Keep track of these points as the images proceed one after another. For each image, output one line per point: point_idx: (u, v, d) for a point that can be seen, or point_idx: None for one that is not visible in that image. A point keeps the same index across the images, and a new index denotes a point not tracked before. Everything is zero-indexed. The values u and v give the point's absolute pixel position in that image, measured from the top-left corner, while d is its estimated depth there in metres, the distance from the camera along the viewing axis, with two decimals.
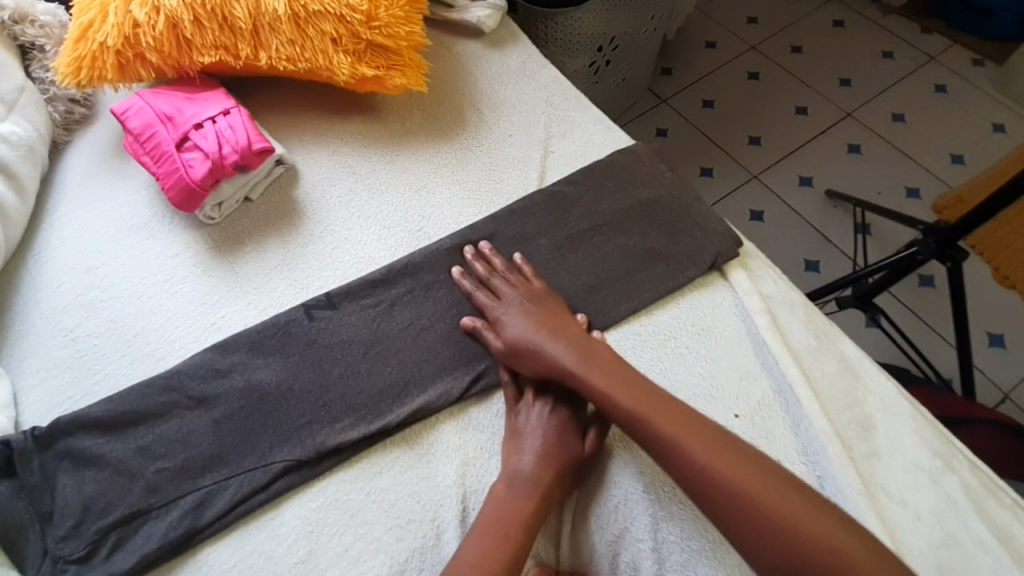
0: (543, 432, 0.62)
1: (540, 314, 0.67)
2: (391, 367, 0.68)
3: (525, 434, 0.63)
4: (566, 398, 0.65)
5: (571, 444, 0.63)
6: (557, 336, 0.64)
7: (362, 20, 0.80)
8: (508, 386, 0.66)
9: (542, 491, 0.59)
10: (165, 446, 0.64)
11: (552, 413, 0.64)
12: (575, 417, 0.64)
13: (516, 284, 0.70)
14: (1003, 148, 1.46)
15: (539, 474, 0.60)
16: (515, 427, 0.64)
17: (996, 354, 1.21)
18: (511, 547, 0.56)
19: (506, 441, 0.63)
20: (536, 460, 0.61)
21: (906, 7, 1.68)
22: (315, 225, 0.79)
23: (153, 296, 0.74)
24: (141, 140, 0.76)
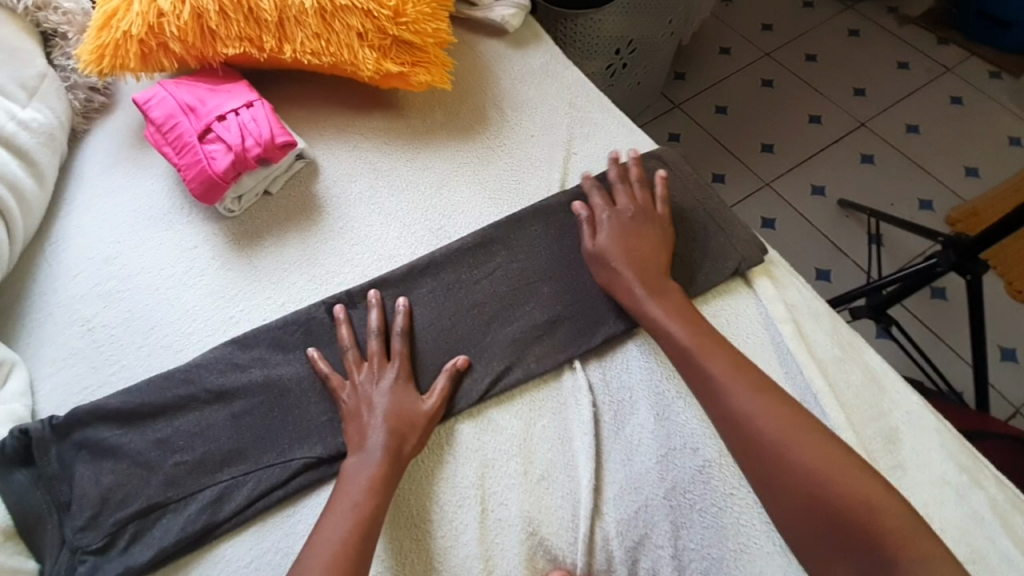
0: (385, 412, 0.62)
1: (635, 233, 0.71)
2: (412, 365, 0.67)
3: (373, 402, 0.63)
4: (394, 363, 0.66)
5: (414, 403, 0.64)
6: (633, 263, 0.69)
7: (389, 16, 0.79)
8: (346, 352, 0.67)
9: (394, 451, 0.60)
10: (184, 439, 0.64)
11: (387, 380, 0.65)
12: (412, 397, 0.64)
13: (635, 199, 0.74)
14: (1018, 162, 1.45)
15: (384, 437, 0.61)
16: (351, 410, 0.63)
17: (1009, 368, 1.21)
18: (373, 505, 0.57)
19: (347, 426, 0.63)
20: (379, 427, 0.61)
21: (923, 17, 1.68)
22: (335, 221, 0.79)
23: (171, 287, 0.74)
24: (163, 131, 0.76)
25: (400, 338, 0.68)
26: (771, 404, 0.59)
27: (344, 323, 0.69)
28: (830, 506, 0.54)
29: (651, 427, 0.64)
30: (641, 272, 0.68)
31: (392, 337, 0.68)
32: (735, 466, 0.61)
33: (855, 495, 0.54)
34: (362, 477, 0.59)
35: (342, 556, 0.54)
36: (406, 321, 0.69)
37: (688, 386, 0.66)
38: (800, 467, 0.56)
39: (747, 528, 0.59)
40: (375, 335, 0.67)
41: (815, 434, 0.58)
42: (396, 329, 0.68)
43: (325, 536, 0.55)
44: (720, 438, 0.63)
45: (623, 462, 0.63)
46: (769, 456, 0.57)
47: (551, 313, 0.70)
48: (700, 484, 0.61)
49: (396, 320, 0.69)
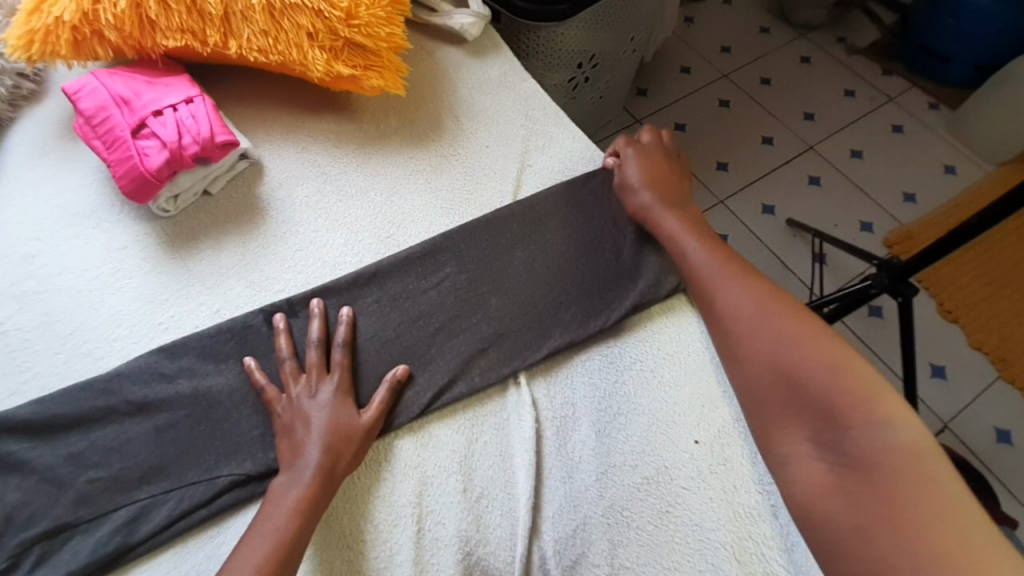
0: (319, 424, 0.60)
1: (659, 169, 0.79)
2: (353, 375, 0.65)
3: (307, 416, 0.61)
4: (334, 374, 0.64)
5: (351, 417, 0.62)
6: (658, 183, 0.77)
7: (341, 17, 0.77)
8: (284, 363, 0.64)
9: (324, 473, 0.58)
10: (100, 454, 0.60)
11: (326, 392, 0.62)
12: (350, 411, 0.62)
13: (657, 148, 0.82)
14: (952, 190, 1.54)
15: (318, 453, 0.58)
16: (283, 424, 0.61)
17: (937, 385, 1.28)
18: (299, 527, 0.55)
19: (279, 441, 0.61)
20: (314, 443, 0.59)
21: (869, 49, 1.76)
22: (278, 225, 0.76)
23: (95, 290, 0.70)
24: (93, 124, 0.71)
25: (342, 349, 0.66)
26: (755, 291, 0.65)
27: (283, 333, 0.66)
28: (805, 381, 0.58)
29: (591, 444, 0.64)
30: (658, 191, 0.76)
31: (332, 348, 0.66)
32: (672, 483, 0.61)
33: (818, 361, 0.59)
34: (289, 498, 0.56)
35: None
36: (348, 330, 0.67)
37: (630, 403, 0.66)
38: (774, 338, 0.61)
39: (682, 547, 0.58)
40: (314, 346, 0.65)
41: (794, 311, 0.64)
42: (338, 337, 0.66)
43: (246, 560, 0.52)
44: (658, 456, 0.63)
45: (563, 480, 0.62)
46: (747, 334, 0.63)
47: (497, 326, 0.69)
48: (638, 502, 0.60)
49: (337, 331, 0.67)
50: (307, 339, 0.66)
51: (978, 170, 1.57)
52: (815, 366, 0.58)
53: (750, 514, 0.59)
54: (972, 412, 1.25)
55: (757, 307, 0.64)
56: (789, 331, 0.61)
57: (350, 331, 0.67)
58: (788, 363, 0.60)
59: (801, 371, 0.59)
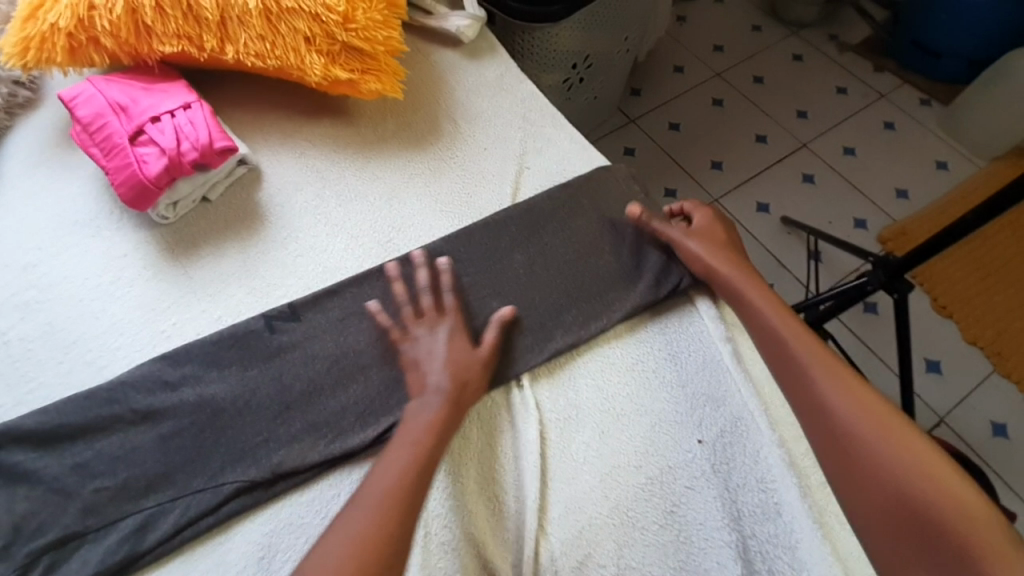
0: (445, 357, 0.64)
1: (712, 232, 0.75)
2: (464, 317, 0.69)
3: (429, 353, 0.65)
4: (448, 316, 0.68)
5: (472, 354, 0.65)
6: (707, 241, 0.73)
7: (338, 21, 0.76)
8: (403, 307, 0.68)
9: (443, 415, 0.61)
10: (106, 463, 0.60)
11: (445, 332, 0.66)
12: (472, 345, 0.66)
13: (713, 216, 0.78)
14: (944, 185, 1.55)
15: (443, 388, 0.62)
16: (411, 359, 0.65)
17: (932, 379, 1.29)
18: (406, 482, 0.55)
19: (408, 374, 0.65)
20: (440, 377, 0.63)
21: (860, 46, 1.78)
22: (278, 231, 0.76)
23: (96, 298, 0.69)
24: (91, 131, 0.71)
25: (451, 293, 0.70)
26: (817, 357, 0.62)
27: (397, 278, 0.70)
28: (877, 464, 0.55)
29: (595, 445, 0.64)
30: (706, 246, 0.73)
31: (441, 292, 0.70)
32: (675, 483, 0.62)
33: (888, 442, 0.56)
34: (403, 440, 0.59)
35: (377, 526, 0.52)
36: (451, 277, 0.71)
37: (632, 404, 0.66)
38: (841, 413, 0.59)
39: (688, 546, 0.59)
40: (426, 291, 0.69)
41: (860, 385, 0.60)
42: (444, 282, 0.70)
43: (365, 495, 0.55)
44: (662, 456, 0.63)
45: (568, 482, 0.62)
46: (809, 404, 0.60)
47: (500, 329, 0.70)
48: (643, 502, 0.61)
49: (441, 278, 0.70)
50: (418, 284, 0.70)
51: (970, 165, 1.58)
52: (884, 445, 0.56)
53: (754, 512, 0.60)
54: (968, 405, 1.27)
55: (821, 376, 0.61)
56: (800, 353, 0.63)
57: (454, 278, 0.71)
58: (803, 388, 0.61)
59: (814, 401, 0.60)
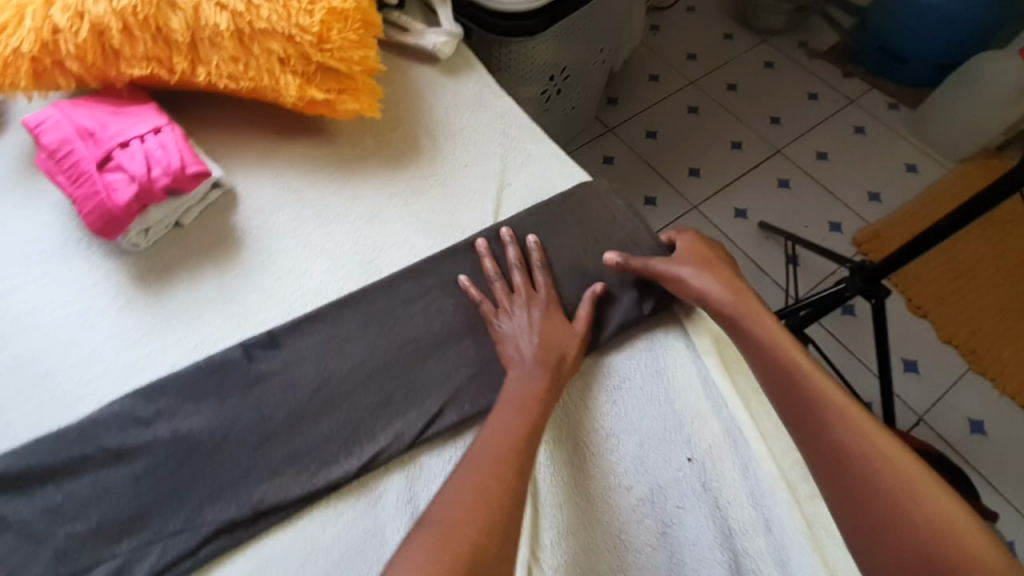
0: (538, 331, 0.67)
1: (701, 258, 0.73)
2: (556, 293, 0.72)
3: (521, 328, 0.68)
4: (541, 292, 0.71)
5: (565, 329, 0.68)
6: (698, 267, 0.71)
7: (313, 42, 0.75)
8: (497, 283, 0.71)
9: (534, 396, 0.62)
10: (79, 505, 0.57)
11: (540, 308, 0.69)
12: (564, 320, 0.69)
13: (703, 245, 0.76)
14: (914, 188, 1.59)
15: (539, 359, 0.65)
16: (502, 332, 0.68)
17: (910, 378, 1.31)
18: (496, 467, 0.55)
19: (500, 347, 0.68)
20: (535, 349, 0.66)
21: (829, 53, 1.82)
22: (255, 255, 0.74)
23: (65, 331, 0.67)
24: (56, 158, 0.68)
25: (541, 270, 0.73)
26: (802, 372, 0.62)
27: (488, 256, 0.73)
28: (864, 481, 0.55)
29: (586, 467, 0.63)
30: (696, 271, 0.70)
31: (532, 270, 0.73)
32: (666, 503, 0.61)
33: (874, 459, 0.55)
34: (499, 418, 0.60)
35: (480, 500, 0.52)
36: (540, 255, 0.73)
37: (621, 423, 0.66)
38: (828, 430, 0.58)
39: (681, 566, 0.58)
40: (518, 269, 0.72)
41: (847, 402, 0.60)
42: (534, 259, 0.73)
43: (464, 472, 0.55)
44: (652, 475, 0.62)
45: (559, 506, 0.61)
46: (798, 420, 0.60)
47: (486, 350, 0.69)
48: (635, 523, 0.60)
49: (531, 254, 0.73)
50: (509, 262, 0.73)
51: (938, 167, 1.63)
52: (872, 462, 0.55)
53: (745, 529, 0.60)
54: (945, 403, 1.30)
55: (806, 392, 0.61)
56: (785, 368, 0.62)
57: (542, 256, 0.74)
58: (790, 403, 0.61)
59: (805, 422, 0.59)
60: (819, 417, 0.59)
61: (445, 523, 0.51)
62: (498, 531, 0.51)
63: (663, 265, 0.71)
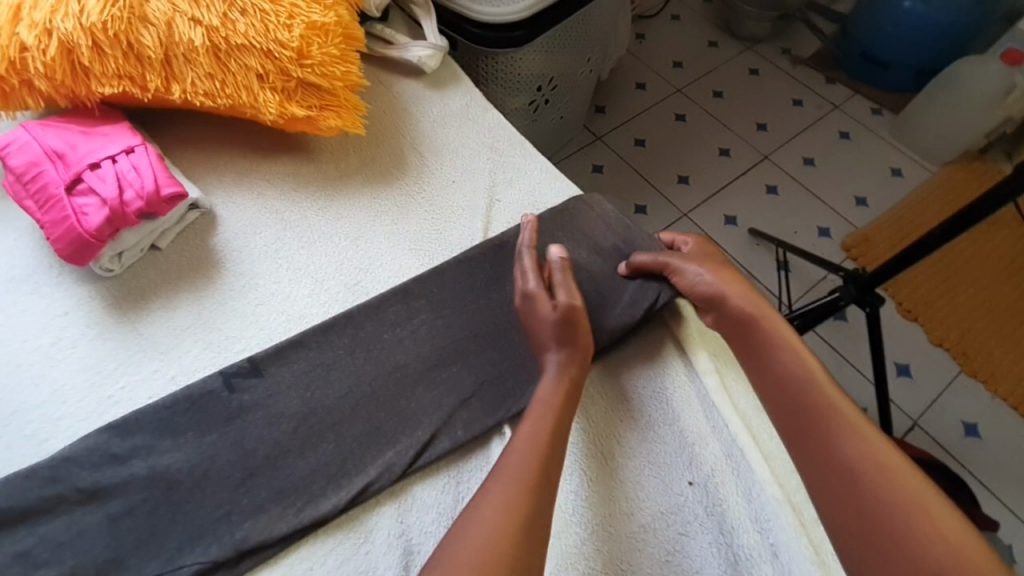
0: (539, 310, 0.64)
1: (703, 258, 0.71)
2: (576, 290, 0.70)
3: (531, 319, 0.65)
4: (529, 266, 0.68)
5: (543, 299, 0.65)
6: (709, 267, 0.68)
7: (293, 57, 0.72)
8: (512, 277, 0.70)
9: (558, 409, 0.58)
10: (48, 552, 0.54)
11: (533, 286, 0.66)
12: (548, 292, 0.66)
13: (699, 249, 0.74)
14: (900, 192, 1.60)
15: (565, 360, 0.62)
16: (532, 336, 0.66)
17: (903, 383, 1.31)
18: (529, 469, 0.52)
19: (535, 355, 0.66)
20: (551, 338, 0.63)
21: (813, 59, 1.83)
22: (236, 278, 0.71)
23: (35, 363, 0.64)
24: (23, 181, 0.65)
25: (530, 245, 0.70)
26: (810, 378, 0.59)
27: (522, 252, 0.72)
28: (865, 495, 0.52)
29: (585, 493, 0.60)
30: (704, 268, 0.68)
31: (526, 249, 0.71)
32: (669, 530, 0.59)
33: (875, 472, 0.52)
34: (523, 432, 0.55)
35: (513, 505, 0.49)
36: (532, 232, 0.71)
37: (620, 446, 0.63)
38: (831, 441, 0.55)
39: None
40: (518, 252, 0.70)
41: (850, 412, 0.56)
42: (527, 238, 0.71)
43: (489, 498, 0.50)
44: (653, 501, 0.60)
45: (558, 536, 0.58)
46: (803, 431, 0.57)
47: (479, 374, 0.66)
48: (637, 552, 0.57)
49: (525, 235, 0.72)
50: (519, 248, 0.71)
51: (922, 171, 1.64)
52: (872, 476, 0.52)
53: (751, 556, 0.57)
54: (938, 407, 1.29)
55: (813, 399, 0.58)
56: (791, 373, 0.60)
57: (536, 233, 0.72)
58: (795, 410, 0.58)
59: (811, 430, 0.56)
60: (826, 429, 0.56)
61: (471, 557, 0.46)
62: (528, 559, 0.47)
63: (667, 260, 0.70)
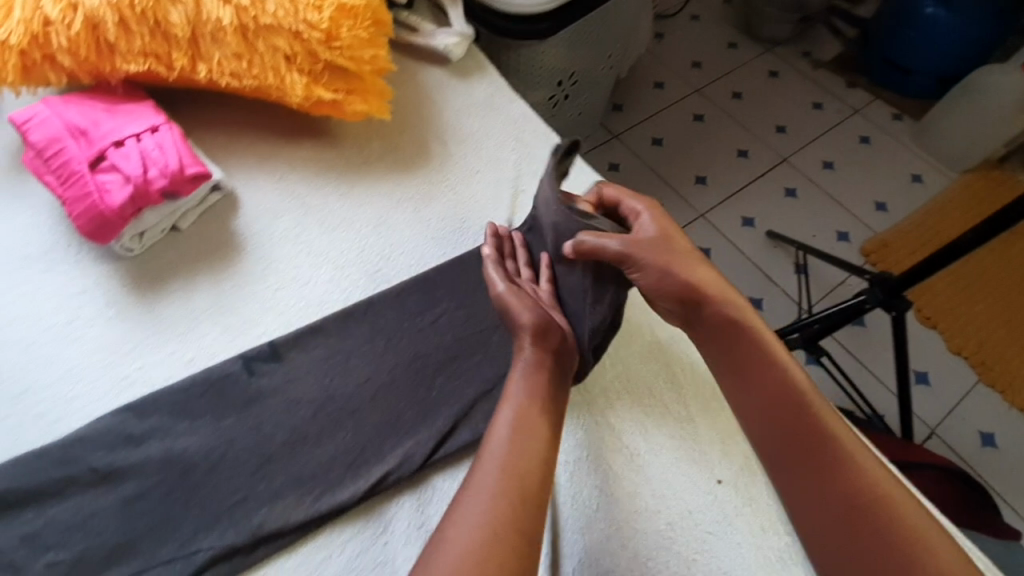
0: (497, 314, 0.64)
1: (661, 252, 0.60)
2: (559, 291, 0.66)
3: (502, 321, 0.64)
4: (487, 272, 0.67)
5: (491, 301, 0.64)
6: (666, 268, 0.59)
7: (321, 39, 0.72)
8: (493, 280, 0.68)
9: (550, 404, 0.56)
10: (60, 533, 0.53)
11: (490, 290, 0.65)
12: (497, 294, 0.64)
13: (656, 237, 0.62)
14: (921, 198, 1.57)
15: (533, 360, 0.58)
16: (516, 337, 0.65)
17: (921, 392, 1.29)
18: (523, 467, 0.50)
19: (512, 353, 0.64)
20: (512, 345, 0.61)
21: (834, 62, 1.80)
22: (257, 262, 0.70)
23: (51, 342, 0.63)
24: (45, 157, 0.64)
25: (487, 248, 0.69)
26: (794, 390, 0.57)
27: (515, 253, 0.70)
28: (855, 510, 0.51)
29: (609, 488, 0.59)
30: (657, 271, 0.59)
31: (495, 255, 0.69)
32: (696, 528, 0.57)
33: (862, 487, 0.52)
34: (505, 417, 0.53)
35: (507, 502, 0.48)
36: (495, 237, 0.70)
37: (644, 442, 0.62)
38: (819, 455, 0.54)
39: None
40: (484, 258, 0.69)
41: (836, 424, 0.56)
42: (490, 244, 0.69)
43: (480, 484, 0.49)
44: (680, 499, 0.59)
45: (580, 532, 0.57)
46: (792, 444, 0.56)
47: (500, 366, 0.65)
48: (663, 550, 0.56)
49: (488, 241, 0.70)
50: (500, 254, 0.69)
51: (943, 178, 1.61)
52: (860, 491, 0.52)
53: (781, 558, 0.56)
54: (957, 416, 1.27)
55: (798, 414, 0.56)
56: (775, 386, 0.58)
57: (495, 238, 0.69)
58: (782, 424, 0.56)
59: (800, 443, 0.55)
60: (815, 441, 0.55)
61: (463, 554, 0.45)
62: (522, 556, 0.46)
63: (617, 246, 0.59)
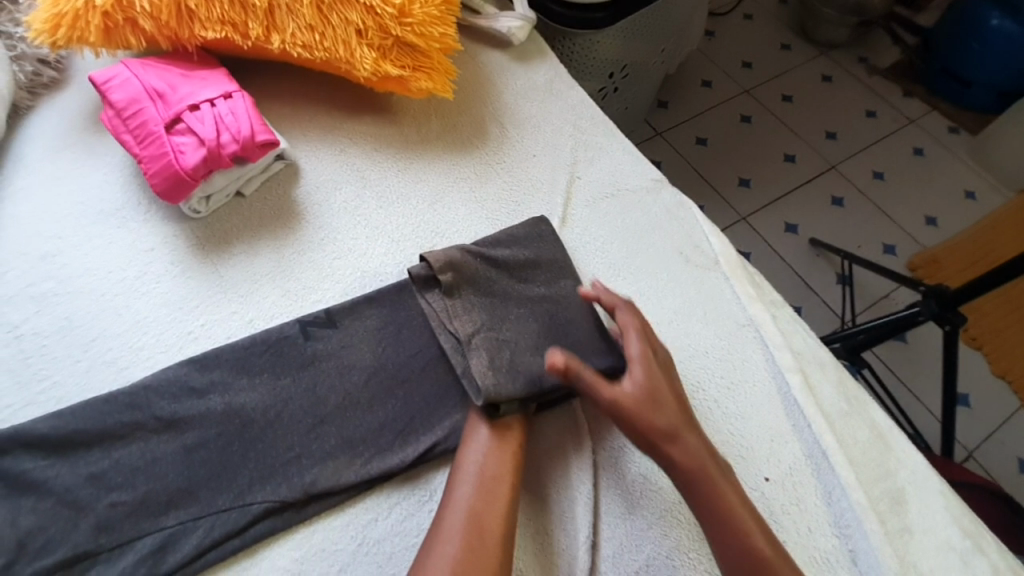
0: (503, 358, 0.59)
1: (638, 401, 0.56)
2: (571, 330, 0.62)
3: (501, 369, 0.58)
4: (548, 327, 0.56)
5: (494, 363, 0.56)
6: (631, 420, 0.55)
7: (393, 15, 0.73)
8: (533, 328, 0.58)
9: (516, 443, 0.57)
10: (123, 475, 0.55)
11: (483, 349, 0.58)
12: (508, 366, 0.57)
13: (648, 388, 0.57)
14: (974, 214, 1.52)
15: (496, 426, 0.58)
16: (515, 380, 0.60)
17: (961, 413, 1.25)
18: (495, 502, 0.53)
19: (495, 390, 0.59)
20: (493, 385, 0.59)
21: (891, 69, 1.75)
22: (317, 232, 0.71)
23: (120, 294, 0.65)
24: (124, 117, 0.67)
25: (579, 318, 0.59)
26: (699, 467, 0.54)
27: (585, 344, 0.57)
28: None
29: (653, 477, 0.60)
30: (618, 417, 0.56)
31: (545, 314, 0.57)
32: None
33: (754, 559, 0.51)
34: (471, 461, 0.56)
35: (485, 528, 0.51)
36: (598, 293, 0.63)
37: None
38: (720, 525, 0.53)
39: None
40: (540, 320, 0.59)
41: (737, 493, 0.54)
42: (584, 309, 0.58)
43: (452, 523, 0.52)
44: None
45: (622, 517, 0.58)
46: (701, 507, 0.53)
47: None
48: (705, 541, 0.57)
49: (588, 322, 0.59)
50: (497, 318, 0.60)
51: (999, 196, 1.56)
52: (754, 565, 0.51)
53: (826, 558, 0.56)
54: (998, 440, 1.23)
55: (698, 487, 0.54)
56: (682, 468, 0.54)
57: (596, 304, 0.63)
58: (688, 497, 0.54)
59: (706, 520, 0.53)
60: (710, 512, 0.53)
61: None
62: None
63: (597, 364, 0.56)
